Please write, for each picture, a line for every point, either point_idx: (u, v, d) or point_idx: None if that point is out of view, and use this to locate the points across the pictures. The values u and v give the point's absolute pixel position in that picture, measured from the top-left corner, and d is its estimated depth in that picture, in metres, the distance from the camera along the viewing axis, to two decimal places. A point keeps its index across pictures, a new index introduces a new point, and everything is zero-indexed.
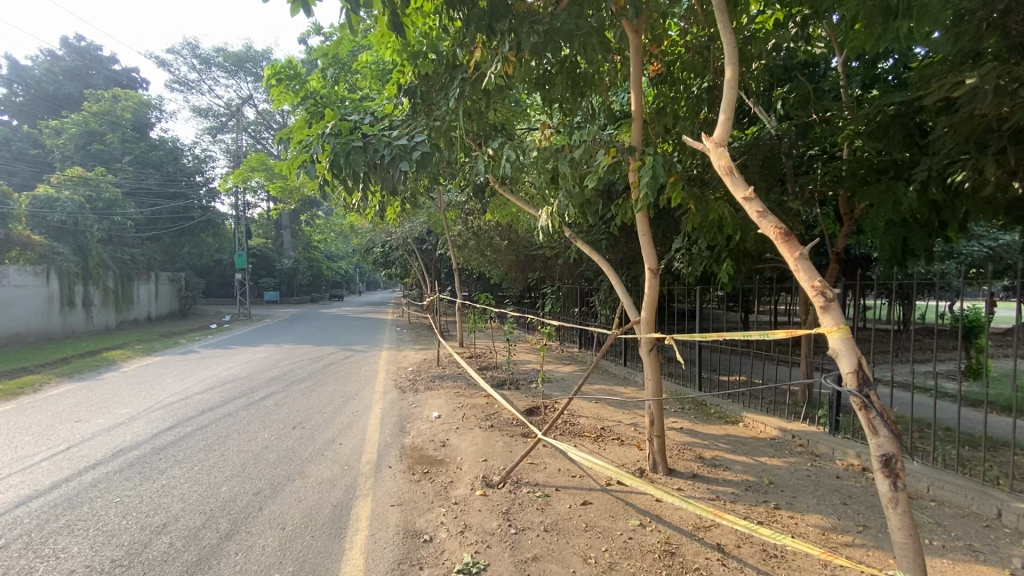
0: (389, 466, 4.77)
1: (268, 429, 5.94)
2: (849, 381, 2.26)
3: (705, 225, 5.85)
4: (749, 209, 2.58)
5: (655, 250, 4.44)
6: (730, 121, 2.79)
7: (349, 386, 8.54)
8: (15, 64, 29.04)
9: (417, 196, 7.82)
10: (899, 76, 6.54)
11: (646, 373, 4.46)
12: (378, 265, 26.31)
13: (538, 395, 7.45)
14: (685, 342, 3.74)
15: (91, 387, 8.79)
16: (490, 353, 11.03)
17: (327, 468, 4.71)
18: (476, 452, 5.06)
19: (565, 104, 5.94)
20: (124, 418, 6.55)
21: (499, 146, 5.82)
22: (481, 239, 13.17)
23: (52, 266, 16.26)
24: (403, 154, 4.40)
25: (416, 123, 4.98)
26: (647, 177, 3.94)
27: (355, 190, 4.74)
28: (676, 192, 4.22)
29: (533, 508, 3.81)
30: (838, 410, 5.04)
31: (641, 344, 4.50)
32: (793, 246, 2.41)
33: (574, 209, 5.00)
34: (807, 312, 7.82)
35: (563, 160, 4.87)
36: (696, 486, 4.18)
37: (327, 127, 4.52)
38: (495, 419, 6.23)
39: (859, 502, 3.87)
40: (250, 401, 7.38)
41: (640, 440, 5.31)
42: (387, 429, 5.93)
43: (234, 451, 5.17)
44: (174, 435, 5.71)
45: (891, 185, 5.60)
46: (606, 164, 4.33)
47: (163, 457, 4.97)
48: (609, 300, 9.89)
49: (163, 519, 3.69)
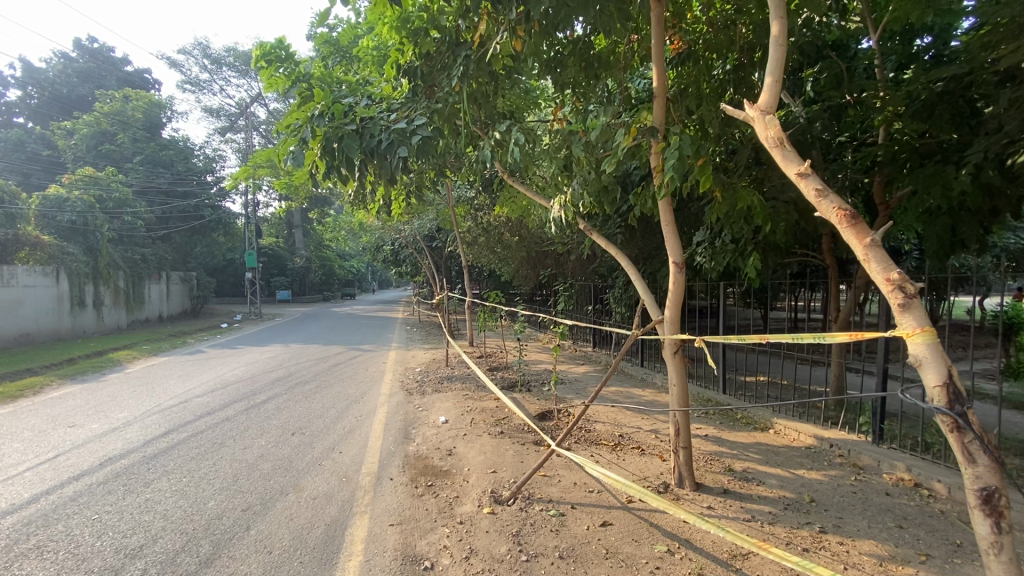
0: (391, 478, 4.42)
1: (266, 435, 5.63)
2: (936, 396, 1.84)
3: (733, 214, 5.40)
4: (805, 187, 2.14)
5: (681, 242, 4.00)
6: (777, 84, 2.35)
7: (355, 388, 8.23)
8: (30, 66, 29.38)
9: (423, 189, 7.45)
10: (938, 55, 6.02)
11: (671, 378, 4.03)
12: (390, 263, 26.12)
13: (551, 397, 7.06)
14: (713, 343, 3.33)
15: (92, 388, 8.58)
16: (500, 353, 10.65)
17: (322, 480, 4.38)
18: (484, 462, 4.68)
19: (579, 88, 5.57)
20: (119, 422, 6.27)
21: (507, 129, 5.39)
22: (491, 236, 12.78)
23: (62, 266, 16.20)
24: (401, 139, 4.04)
25: (416, 105, 4.60)
26: (673, 159, 3.50)
27: (351, 180, 4.38)
28: (706, 176, 3.70)
29: (547, 530, 3.42)
30: (883, 417, 4.56)
31: (666, 346, 4.06)
32: (863, 231, 1.98)
33: (590, 197, 4.55)
34: (835, 309, 7.32)
35: (578, 143, 4.46)
36: (728, 504, 3.75)
37: (319, 110, 4.15)
38: (505, 425, 5.85)
39: (917, 525, 3.43)
40: (251, 404, 7.08)
41: (663, 450, 4.90)
42: (390, 436, 5.57)
43: (226, 460, 4.86)
44: (166, 442, 5.41)
45: (940, 168, 5.13)
46: (627, 144, 3.87)
47: (152, 468, 4.66)
48: (625, 297, 9.46)
49: (140, 541, 3.37)
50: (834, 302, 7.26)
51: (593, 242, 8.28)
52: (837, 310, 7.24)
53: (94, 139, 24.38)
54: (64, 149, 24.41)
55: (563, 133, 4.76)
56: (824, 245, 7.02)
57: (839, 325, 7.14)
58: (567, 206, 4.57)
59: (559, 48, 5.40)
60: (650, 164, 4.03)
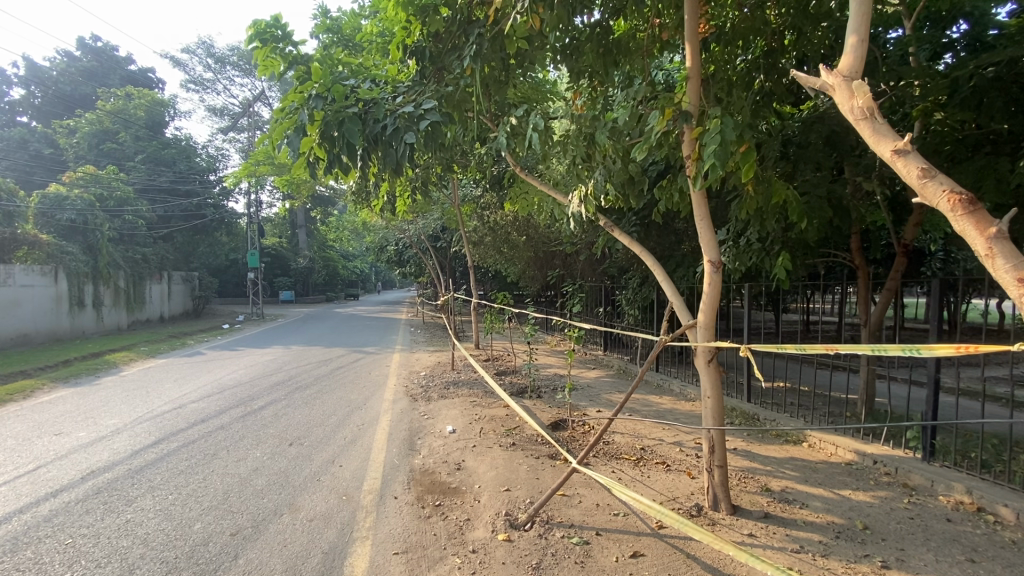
0: (395, 497, 4.05)
1: (262, 446, 5.26)
2: None
3: (764, 210, 5.01)
4: (906, 167, 1.75)
5: (716, 238, 3.61)
6: (864, 45, 1.97)
7: (357, 393, 7.86)
8: (34, 65, 29.18)
9: (427, 185, 7.08)
10: (971, 46, 5.64)
11: (705, 390, 3.65)
12: (393, 263, 25.72)
13: (563, 405, 6.66)
14: (758, 351, 2.95)
15: (84, 392, 8.25)
16: (508, 357, 10.26)
17: (320, 499, 4.00)
18: (495, 478, 4.31)
19: (597, 75, 5.19)
20: (107, 431, 5.92)
21: (524, 113, 4.97)
22: (498, 235, 12.39)
23: (61, 266, 15.90)
24: (408, 125, 3.67)
25: (423, 89, 4.23)
26: (714, 144, 3.10)
27: (353, 169, 4.01)
28: (750, 164, 3.31)
29: (571, 563, 3.03)
30: (934, 431, 4.16)
31: (698, 353, 3.67)
32: (985, 219, 1.59)
33: (615, 187, 4.24)
34: (863, 313, 6.90)
35: (602, 129, 4.08)
36: (773, 532, 3.35)
37: (316, 91, 3.76)
38: (517, 435, 5.46)
39: (991, 559, 3.02)
40: (247, 411, 6.72)
41: (690, 466, 4.51)
42: (394, 447, 5.20)
43: (217, 475, 4.48)
44: (154, 453, 5.04)
45: (991, 159, 4.74)
46: (662, 128, 3.45)
47: (137, 483, 4.31)
48: (639, 298, 9.05)
49: (115, 571, 3.02)
50: (862, 306, 6.86)
51: (606, 241, 7.89)
52: (865, 314, 6.84)
53: (96, 138, 24.17)
54: (66, 148, 24.18)
55: (585, 118, 4.39)
56: (853, 244, 6.63)
57: (867, 330, 6.73)
58: (588, 199, 4.16)
59: (574, 33, 5.07)
60: (683, 153, 3.65)
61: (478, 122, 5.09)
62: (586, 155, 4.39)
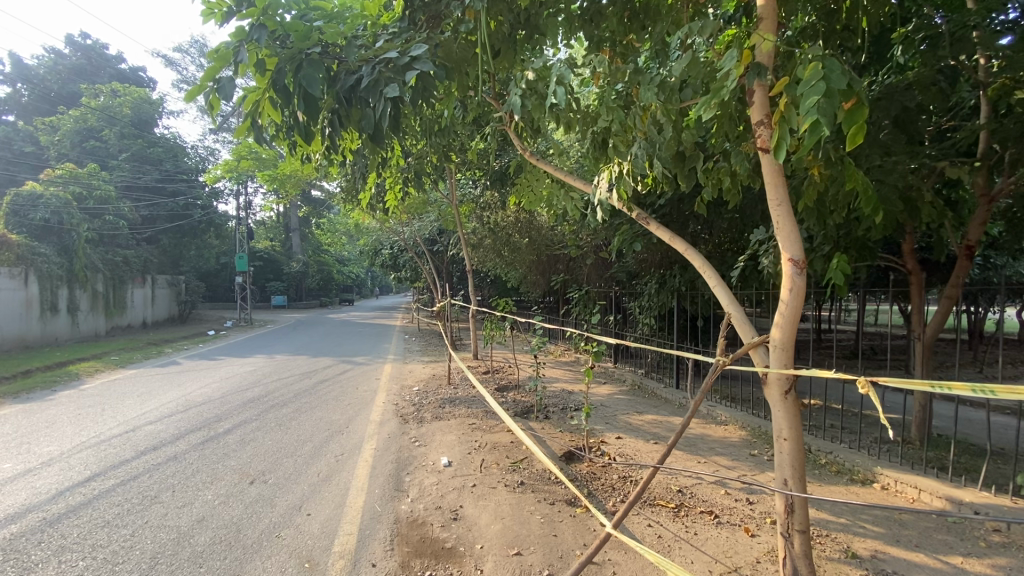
0: (373, 563, 3.14)
1: (216, 484, 4.34)
2: None
3: (828, 200, 4.12)
4: None
5: (796, 226, 2.69)
6: None
7: (341, 412, 6.93)
8: (20, 63, 28.26)
9: (421, 175, 6.21)
10: (1018, 14, 4.56)
11: (781, 429, 2.70)
12: (388, 268, 24.83)
13: (577, 431, 5.75)
14: (885, 386, 1.93)
15: (32, 410, 7.25)
16: (509, 370, 9.38)
17: (273, 568, 3.08)
18: (501, 534, 3.39)
19: (620, 46, 4.36)
20: (35, 463, 4.94)
21: (539, 72, 4.02)
22: (499, 238, 11.42)
23: (31, 267, 14.92)
24: (390, 77, 2.84)
25: (412, 39, 3.39)
26: (815, 95, 2.22)
27: (318, 138, 3.14)
28: (859, 122, 2.31)
29: None
30: None
31: (770, 383, 2.71)
32: None
33: (660, 165, 3.28)
34: (917, 323, 5.91)
35: (647, 86, 3.18)
36: None
37: (260, 28, 2.87)
38: (525, 470, 4.55)
39: None
40: (210, 435, 5.78)
41: (744, 518, 3.61)
42: (379, 486, 4.31)
43: (149, 529, 3.54)
44: (82, 495, 4.11)
45: None
46: (737, 76, 2.53)
47: (41, 543, 3.35)
48: (656, 306, 8.18)
49: None
50: (914, 315, 5.88)
51: (624, 240, 7.01)
52: (917, 326, 5.87)
53: (79, 135, 23.22)
54: (48, 145, 23.25)
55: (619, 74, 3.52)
56: (906, 245, 5.71)
57: (921, 344, 5.73)
58: (624, 179, 3.27)
59: None
60: (752, 118, 2.75)
61: (480, 92, 4.23)
62: (620, 126, 3.53)
